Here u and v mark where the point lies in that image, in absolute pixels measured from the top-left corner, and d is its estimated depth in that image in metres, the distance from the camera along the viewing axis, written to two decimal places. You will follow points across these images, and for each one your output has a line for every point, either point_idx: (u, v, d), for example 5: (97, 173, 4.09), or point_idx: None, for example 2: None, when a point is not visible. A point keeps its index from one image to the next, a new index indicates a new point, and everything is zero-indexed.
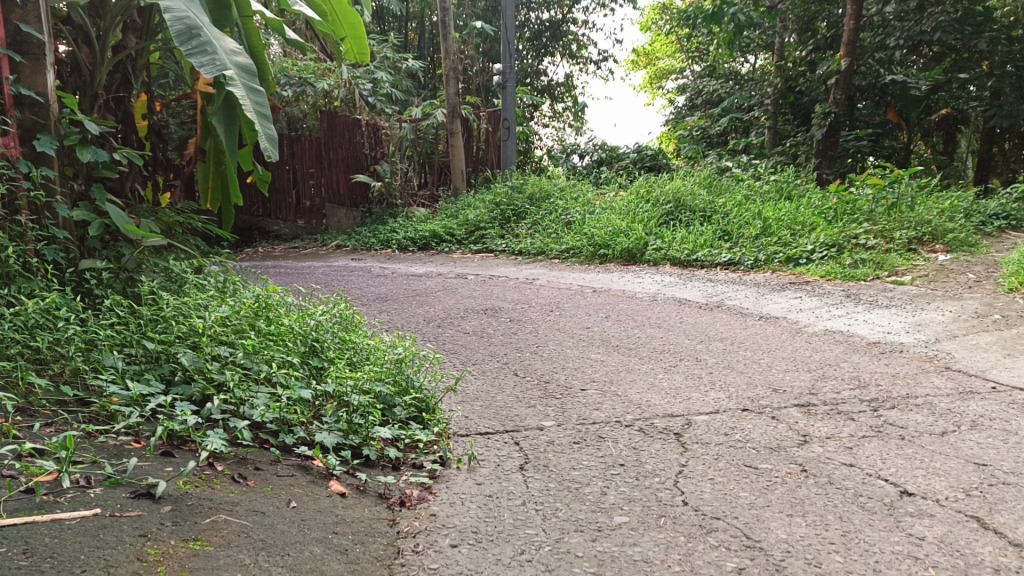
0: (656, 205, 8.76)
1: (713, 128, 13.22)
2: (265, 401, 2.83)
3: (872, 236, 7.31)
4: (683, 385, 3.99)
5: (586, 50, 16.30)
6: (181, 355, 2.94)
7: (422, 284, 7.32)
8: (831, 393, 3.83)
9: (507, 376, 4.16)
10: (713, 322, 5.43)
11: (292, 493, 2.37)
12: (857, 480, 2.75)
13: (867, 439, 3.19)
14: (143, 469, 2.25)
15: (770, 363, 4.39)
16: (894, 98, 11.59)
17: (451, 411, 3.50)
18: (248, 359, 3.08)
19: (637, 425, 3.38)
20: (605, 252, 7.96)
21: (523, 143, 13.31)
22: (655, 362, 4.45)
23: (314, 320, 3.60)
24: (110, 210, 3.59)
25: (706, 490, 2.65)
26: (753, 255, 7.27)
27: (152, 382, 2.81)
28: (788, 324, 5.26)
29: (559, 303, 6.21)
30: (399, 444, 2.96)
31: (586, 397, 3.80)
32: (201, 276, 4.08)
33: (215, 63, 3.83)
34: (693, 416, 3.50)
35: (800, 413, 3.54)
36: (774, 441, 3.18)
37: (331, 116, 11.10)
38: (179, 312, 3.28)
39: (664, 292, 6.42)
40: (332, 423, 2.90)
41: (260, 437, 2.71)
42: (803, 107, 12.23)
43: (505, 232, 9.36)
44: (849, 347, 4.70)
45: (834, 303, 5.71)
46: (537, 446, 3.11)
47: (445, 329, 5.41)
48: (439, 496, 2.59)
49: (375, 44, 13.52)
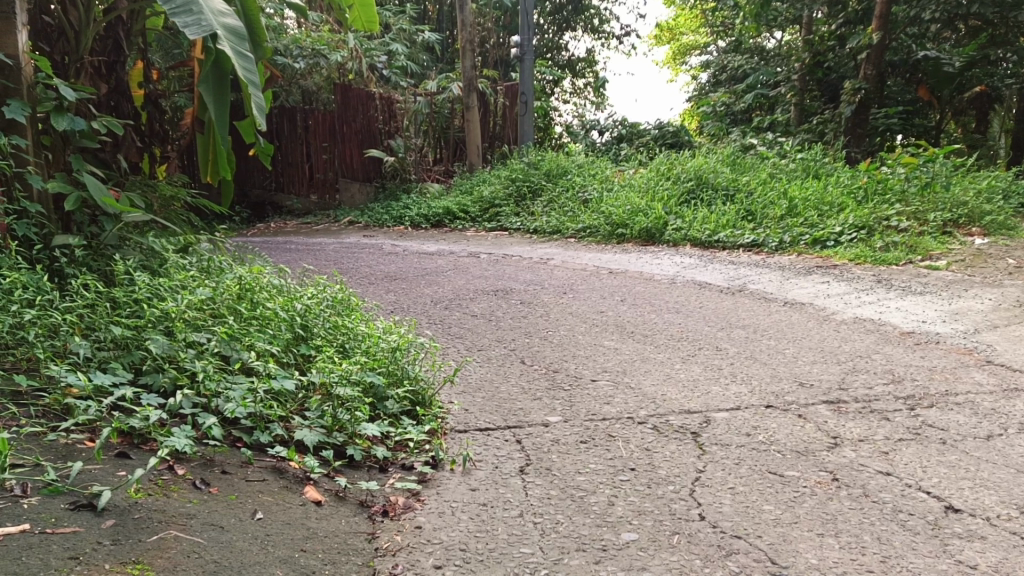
0: (677, 183, 8.42)
1: (738, 104, 12.78)
2: (242, 393, 2.58)
3: (904, 217, 6.95)
4: (701, 377, 3.70)
5: (608, 25, 15.86)
6: (153, 341, 2.69)
7: (432, 262, 7.05)
8: (863, 389, 3.53)
9: (513, 365, 3.89)
10: (735, 307, 5.13)
11: (260, 502, 2.11)
12: (895, 493, 2.46)
13: (905, 443, 2.89)
14: (90, 474, 2.00)
15: (796, 354, 4.08)
16: (926, 75, 11.09)
17: (449, 403, 3.24)
18: (228, 347, 2.82)
19: (650, 422, 3.10)
20: (622, 231, 7.66)
21: (542, 118, 12.95)
22: (672, 351, 4.17)
23: (302, 304, 3.33)
24: (86, 181, 3.34)
25: (726, 502, 2.37)
26: (778, 236, 6.94)
27: (118, 372, 2.55)
28: (815, 311, 4.96)
29: (573, 286, 5.91)
30: (389, 442, 2.70)
31: (596, 389, 3.52)
32: (186, 253, 3.82)
33: (201, 24, 3.57)
34: (712, 413, 3.21)
35: (829, 411, 3.25)
36: (801, 443, 2.89)
37: (345, 89, 10.76)
38: (156, 294, 3.03)
39: (684, 275, 6.12)
40: (316, 418, 2.65)
41: (233, 435, 2.46)
42: (830, 84, 11.78)
43: (520, 210, 9.05)
44: (881, 337, 4.38)
45: (865, 289, 5.39)
46: (540, 445, 2.84)
47: (452, 311, 5.14)
48: (427, 504, 2.33)
49: (391, 15, 13.16)
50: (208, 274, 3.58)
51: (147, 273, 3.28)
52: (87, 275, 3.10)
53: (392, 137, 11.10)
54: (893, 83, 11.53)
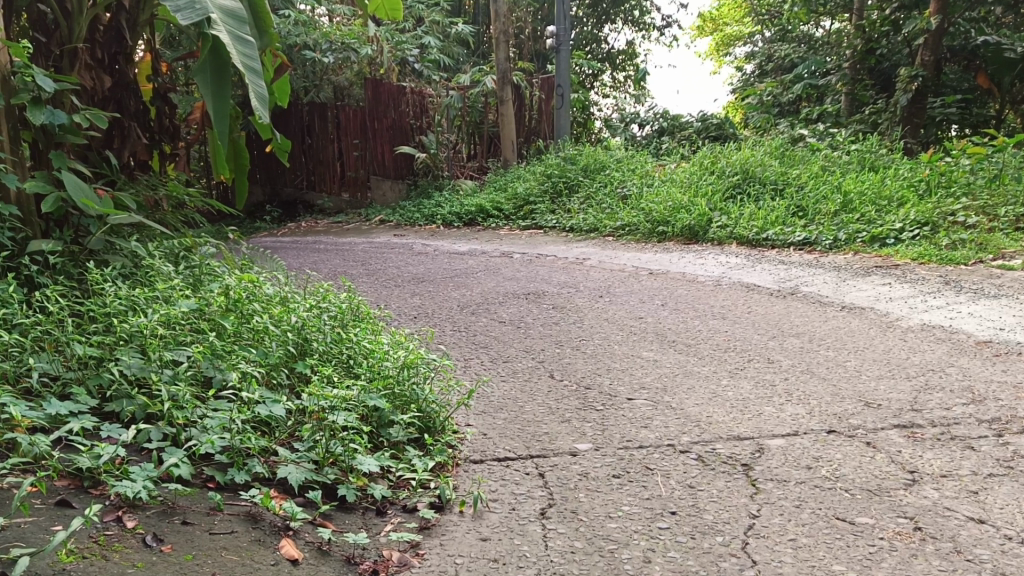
0: (722, 177, 7.97)
1: (785, 95, 12.17)
2: (221, 420, 2.24)
3: (971, 212, 6.41)
4: (752, 396, 3.27)
5: (649, 16, 15.36)
6: (122, 361, 2.37)
7: (462, 263, 6.68)
8: (939, 410, 3.08)
9: (539, 380, 3.51)
10: (787, 312, 4.68)
11: (221, 563, 1.76)
12: (992, 549, 2.04)
13: (998, 481, 2.45)
14: (16, 531, 1.66)
15: (859, 368, 3.63)
16: (984, 61, 10.38)
17: (464, 428, 2.87)
18: (210, 367, 2.49)
19: (694, 451, 2.70)
20: (664, 229, 7.23)
21: (580, 112, 12.54)
22: (718, 363, 3.74)
23: (298, 316, 2.98)
24: (65, 179, 3.02)
25: (787, 560, 1.98)
26: (832, 233, 6.46)
27: (79, 398, 2.24)
28: (876, 317, 4.49)
29: (611, 288, 5.51)
30: (389, 479, 2.34)
31: (633, 409, 3.12)
32: (181, 259, 3.50)
33: (195, 7, 3.27)
34: (766, 440, 2.79)
35: (902, 438, 2.80)
36: (872, 481, 2.46)
37: (375, 84, 10.43)
38: (134, 307, 2.70)
39: (730, 276, 5.68)
40: (304, 451, 2.29)
41: (204, 475, 2.11)
42: (884, 72, 11.15)
43: (556, 207, 8.65)
44: (954, 348, 3.91)
45: (931, 292, 4.90)
46: (566, 479, 2.47)
47: (479, 317, 4.78)
48: (426, 561, 1.97)
49: (424, 8, 12.87)
50: (199, 282, 3.24)
51: (127, 282, 2.96)
52: (58, 286, 2.79)
53: (424, 133, 10.64)
54: (950, 72, 10.81)
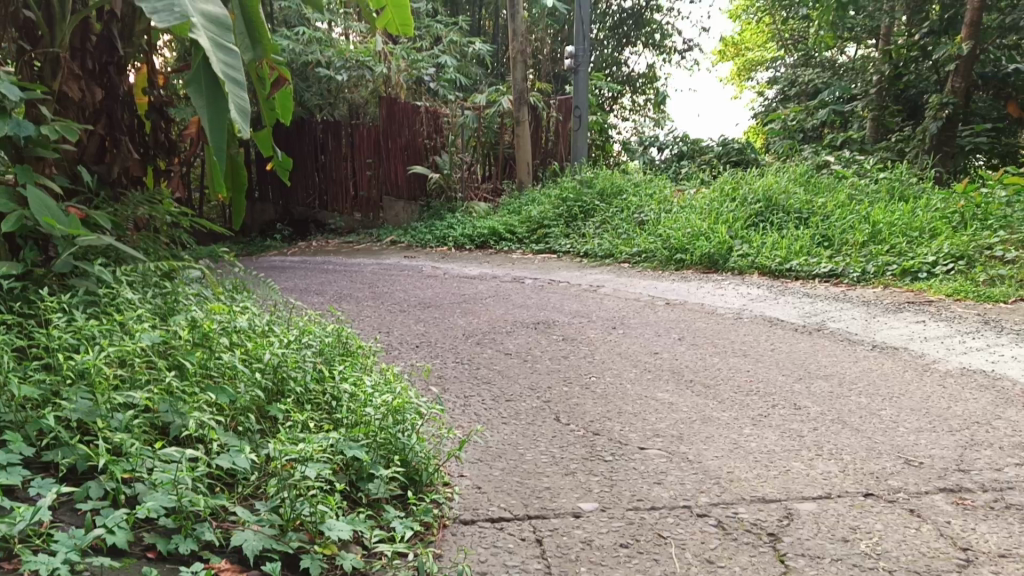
0: (743, 204, 7.64)
1: (809, 121, 11.82)
2: (171, 476, 1.96)
3: (1009, 245, 6.05)
4: (777, 448, 2.95)
5: (670, 40, 15.12)
6: (71, 403, 2.11)
7: (472, 288, 6.40)
8: (989, 472, 2.74)
9: (544, 424, 3.19)
10: (814, 351, 4.35)
11: None
12: None
13: None
14: None
15: (896, 419, 3.29)
16: (1017, 90, 10.00)
17: (455, 482, 2.58)
18: (169, 411, 2.22)
19: (713, 515, 2.38)
20: (681, 257, 6.93)
21: (598, 134, 12.27)
22: (740, 409, 3.42)
23: (272, 354, 2.69)
24: (32, 196, 2.75)
25: None
26: (860, 266, 6.13)
27: (12, 447, 1.96)
28: (910, 359, 4.16)
29: (625, 319, 5.20)
30: (362, 544, 2.04)
31: (646, 462, 2.81)
32: (155, 285, 3.23)
33: (172, 10, 3.00)
34: (795, 503, 2.47)
35: (949, 505, 2.47)
36: (919, 560, 2.13)
37: (389, 103, 10.26)
38: (87, 340, 2.45)
39: (752, 309, 5.35)
40: (266, 512, 1.99)
41: (145, 543, 1.81)
42: (910, 99, 10.81)
43: (571, 232, 8.36)
44: (1000, 396, 3.57)
45: (970, 332, 4.56)
46: (567, 548, 2.16)
47: (484, 348, 4.48)
48: None
49: (442, 27, 12.72)
50: (169, 312, 2.97)
51: (88, 312, 2.71)
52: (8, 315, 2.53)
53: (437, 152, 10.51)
54: (979, 99, 10.44)
